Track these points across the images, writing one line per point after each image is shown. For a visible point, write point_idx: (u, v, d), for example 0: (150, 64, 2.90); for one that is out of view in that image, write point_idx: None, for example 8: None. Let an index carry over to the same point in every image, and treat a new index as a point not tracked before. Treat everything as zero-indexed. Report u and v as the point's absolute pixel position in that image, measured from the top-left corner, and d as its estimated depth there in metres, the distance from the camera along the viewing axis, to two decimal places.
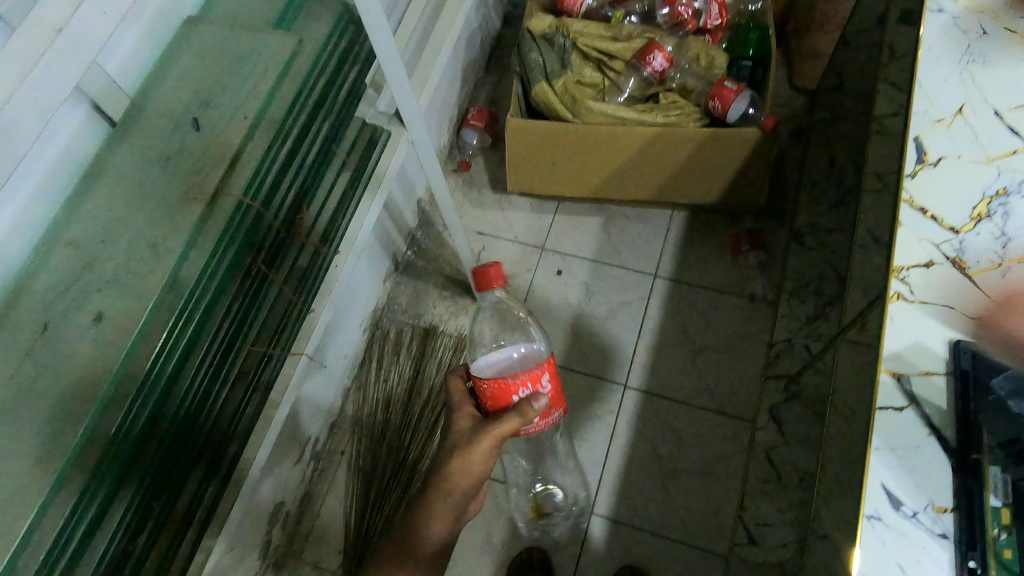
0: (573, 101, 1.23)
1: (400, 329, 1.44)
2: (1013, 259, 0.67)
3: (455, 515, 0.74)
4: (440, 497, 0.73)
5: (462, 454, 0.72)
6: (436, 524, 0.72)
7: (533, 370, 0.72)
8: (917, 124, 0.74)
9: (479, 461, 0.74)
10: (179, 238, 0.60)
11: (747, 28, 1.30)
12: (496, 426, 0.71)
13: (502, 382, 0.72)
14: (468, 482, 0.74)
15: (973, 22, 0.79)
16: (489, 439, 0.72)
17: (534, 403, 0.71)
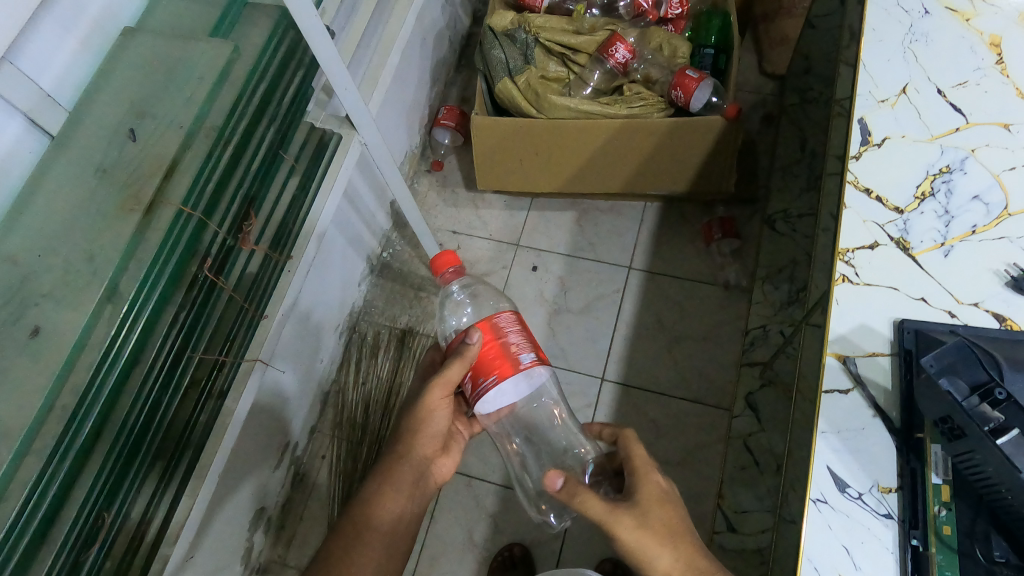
0: (536, 97, 1.22)
1: (378, 331, 1.45)
2: (956, 238, 0.67)
3: (411, 487, 0.76)
4: (395, 461, 0.76)
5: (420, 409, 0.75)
6: (391, 495, 0.75)
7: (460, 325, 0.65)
8: (860, 106, 0.75)
9: (433, 418, 0.76)
10: (116, 249, 0.62)
11: (711, 15, 1.28)
12: (444, 375, 0.68)
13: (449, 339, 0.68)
14: (427, 440, 0.77)
15: (917, 2, 0.80)
16: (439, 389, 0.71)
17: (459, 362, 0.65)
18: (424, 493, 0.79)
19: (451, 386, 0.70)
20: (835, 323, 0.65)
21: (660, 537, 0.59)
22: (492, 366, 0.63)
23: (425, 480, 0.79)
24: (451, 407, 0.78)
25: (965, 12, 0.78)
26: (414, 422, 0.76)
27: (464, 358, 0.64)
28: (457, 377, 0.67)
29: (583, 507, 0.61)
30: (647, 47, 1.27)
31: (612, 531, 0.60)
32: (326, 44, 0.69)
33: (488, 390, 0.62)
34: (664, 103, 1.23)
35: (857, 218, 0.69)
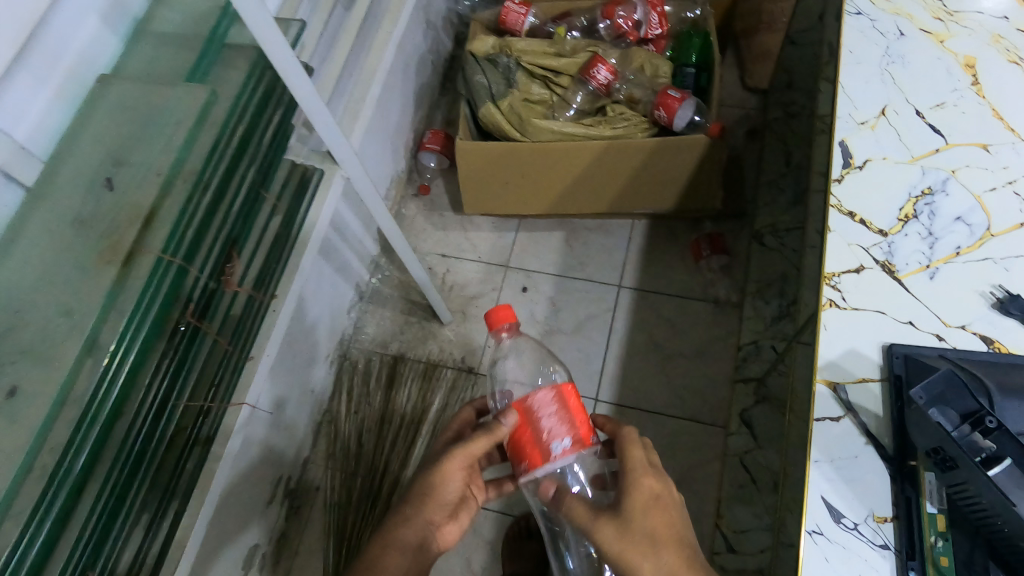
0: (520, 120, 1.22)
1: (369, 357, 1.44)
2: (941, 260, 0.67)
3: (414, 551, 0.74)
4: (401, 523, 0.74)
5: (437, 470, 0.73)
6: (393, 555, 0.73)
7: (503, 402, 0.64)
8: (841, 128, 0.75)
9: (446, 485, 0.74)
10: (93, 303, 0.61)
11: (691, 36, 1.28)
12: (469, 444, 0.70)
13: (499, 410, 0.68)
14: (437, 507, 0.75)
15: (891, 24, 0.81)
16: (461, 453, 0.72)
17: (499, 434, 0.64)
18: (426, 560, 0.76)
19: (472, 454, 0.71)
20: (824, 349, 0.65)
21: (640, 548, 0.58)
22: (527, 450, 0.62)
23: (428, 545, 0.76)
24: (466, 476, 0.76)
25: (940, 33, 0.80)
26: (427, 486, 0.74)
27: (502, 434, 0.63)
28: (479, 450, 0.71)
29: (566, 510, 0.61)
30: (628, 67, 1.27)
31: (593, 535, 0.60)
32: (305, 85, 0.69)
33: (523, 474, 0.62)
34: (647, 122, 1.23)
35: (841, 242, 0.69)
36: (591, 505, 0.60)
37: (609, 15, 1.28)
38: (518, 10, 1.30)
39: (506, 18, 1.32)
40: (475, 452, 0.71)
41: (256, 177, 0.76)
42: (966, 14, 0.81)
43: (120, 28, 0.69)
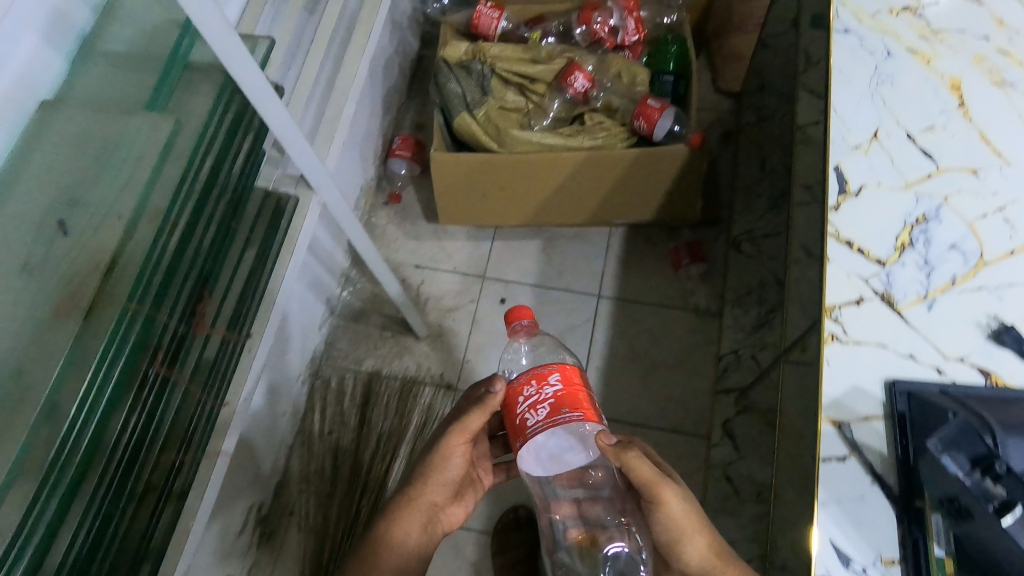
0: (497, 131, 1.19)
1: (342, 376, 1.37)
2: (937, 290, 0.67)
3: (421, 529, 0.81)
4: (406, 505, 0.79)
5: (438, 452, 0.79)
6: (402, 534, 0.79)
7: (536, 367, 0.67)
8: (835, 153, 0.73)
9: (447, 466, 0.80)
10: (50, 361, 0.55)
11: (666, 42, 1.25)
12: (466, 421, 0.76)
13: (511, 384, 0.68)
14: (440, 488, 0.81)
15: (879, 42, 0.79)
16: (460, 431, 0.77)
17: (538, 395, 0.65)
18: (431, 539, 0.82)
19: (469, 431, 0.77)
20: (828, 386, 0.64)
21: (694, 520, 0.72)
22: (576, 405, 0.65)
23: (431, 526, 0.82)
24: (467, 455, 0.81)
25: (925, 53, 0.78)
26: (428, 468, 0.80)
27: (543, 391, 0.65)
28: (476, 426, 0.76)
29: (632, 470, 0.69)
30: (606, 74, 1.24)
31: (658, 494, 0.70)
32: (272, 102, 0.63)
33: (568, 423, 0.63)
34: (627, 131, 1.21)
35: (840, 272, 0.68)
36: (655, 468, 0.70)
37: (586, 22, 1.24)
38: (490, 14, 1.25)
39: (477, 22, 1.27)
40: (472, 428, 0.76)
41: (224, 213, 0.70)
42: (949, 32, 0.79)
43: (66, 46, 0.62)
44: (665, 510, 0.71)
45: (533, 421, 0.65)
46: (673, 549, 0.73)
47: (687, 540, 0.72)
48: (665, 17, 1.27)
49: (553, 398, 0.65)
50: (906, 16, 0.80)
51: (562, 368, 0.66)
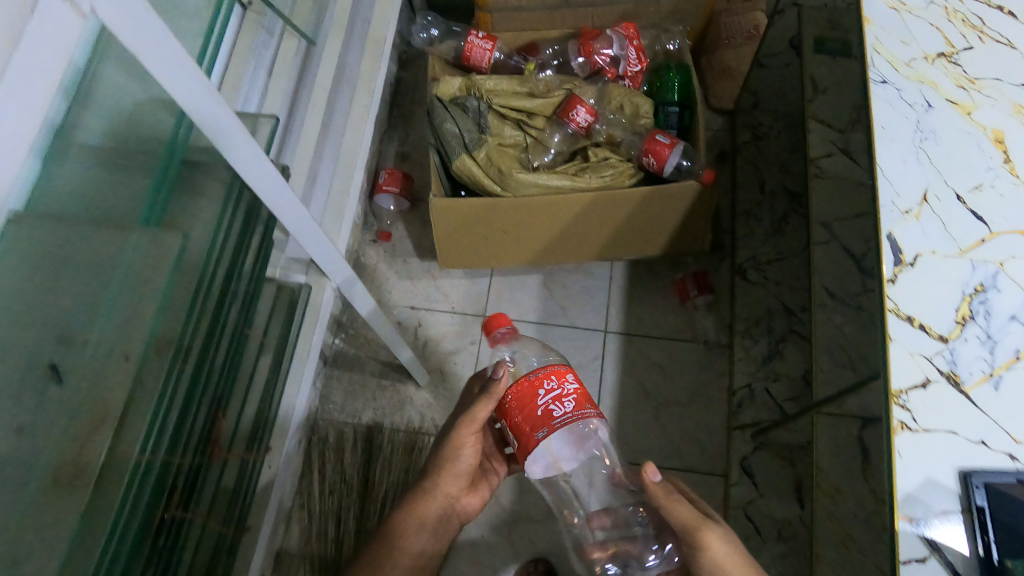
0: (500, 173, 1.11)
1: (340, 431, 1.30)
2: (1003, 367, 0.64)
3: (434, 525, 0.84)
4: (420, 499, 0.83)
5: (451, 444, 0.82)
6: (416, 531, 0.81)
7: (554, 363, 0.69)
8: (885, 219, 0.70)
9: (458, 458, 0.83)
10: (65, 528, 0.51)
11: (668, 71, 1.19)
12: (470, 412, 0.77)
13: (526, 380, 0.69)
14: (453, 482, 0.85)
15: (918, 94, 0.75)
16: (467, 425, 0.79)
17: (560, 395, 0.68)
18: (444, 532, 0.86)
19: (477, 422, 0.78)
20: (903, 479, 0.60)
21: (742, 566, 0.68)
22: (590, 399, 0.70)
23: (445, 520, 0.86)
24: (477, 447, 0.84)
25: (965, 104, 0.74)
26: (440, 462, 0.83)
27: (565, 387, 0.68)
28: (482, 416, 0.77)
29: (671, 512, 0.71)
30: (607, 105, 1.18)
31: (701, 537, 0.68)
32: (291, 210, 0.62)
33: (594, 416, 0.69)
34: (632, 166, 1.15)
35: (903, 352, 0.65)
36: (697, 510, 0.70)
37: (588, 53, 1.18)
38: (484, 45, 1.18)
39: (469, 54, 1.19)
40: (477, 419, 0.78)
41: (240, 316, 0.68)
42: (986, 80, 0.75)
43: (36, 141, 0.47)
44: (709, 553, 0.68)
45: (560, 412, 0.67)
46: None
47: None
48: (667, 43, 1.22)
49: (575, 392, 0.69)
50: (941, 63, 0.76)
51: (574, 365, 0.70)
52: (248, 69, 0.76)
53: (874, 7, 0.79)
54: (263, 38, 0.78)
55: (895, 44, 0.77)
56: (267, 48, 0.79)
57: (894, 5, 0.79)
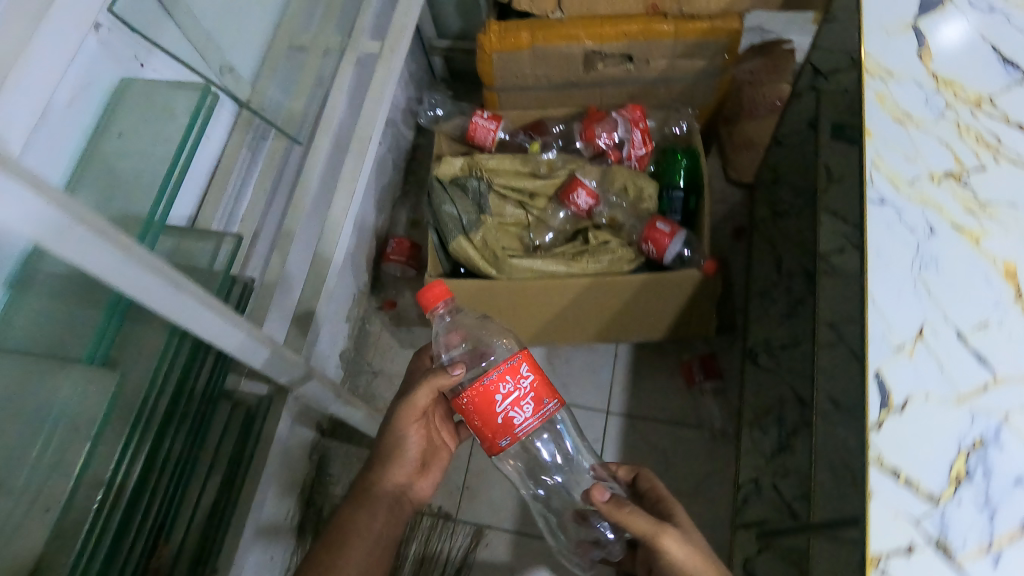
0: (495, 257, 1.10)
1: (335, 505, 1.29)
2: (1002, 538, 0.58)
3: (390, 513, 0.85)
4: (371, 486, 0.86)
5: (393, 431, 0.85)
6: (367, 518, 0.83)
7: (507, 363, 0.71)
8: (874, 355, 0.65)
9: (403, 441, 0.86)
10: None
11: (672, 153, 1.15)
12: (410, 397, 0.82)
13: (482, 387, 0.71)
14: (401, 467, 0.87)
15: (919, 217, 0.70)
16: (407, 407, 0.83)
17: (516, 395, 0.71)
18: (402, 518, 0.87)
19: (417, 406, 0.83)
20: None
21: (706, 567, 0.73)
22: (549, 392, 0.74)
23: (403, 509, 0.87)
24: (420, 430, 0.87)
25: (973, 230, 0.69)
26: (388, 447, 0.86)
27: (521, 385, 0.72)
28: (423, 400, 0.82)
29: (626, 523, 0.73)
30: (610, 187, 1.16)
31: (659, 541, 0.72)
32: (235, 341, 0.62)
33: (553, 410, 0.73)
34: (633, 249, 1.12)
35: (886, 511, 0.59)
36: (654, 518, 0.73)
37: (591, 137, 1.16)
38: (487, 125, 1.18)
39: (473, 133, 1.19)
40: (417, 403, 0.82)
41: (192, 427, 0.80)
42: (999, 205, 0.70)
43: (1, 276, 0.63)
44: (667, 555, 0.72)
45: (520, 418, 0.72)
46: None
47: None
48: (672, 125, 1.19)
49: (531, 392, 0.72)
50: (948, 183, 0.71)
51: (528, 357, 0.73)
52: (229, 182, 0.85)
53: (878, 118, 0.75)
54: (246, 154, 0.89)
55: (898, 161, 0.72)
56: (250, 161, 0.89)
57: (900, 117, 0.75)
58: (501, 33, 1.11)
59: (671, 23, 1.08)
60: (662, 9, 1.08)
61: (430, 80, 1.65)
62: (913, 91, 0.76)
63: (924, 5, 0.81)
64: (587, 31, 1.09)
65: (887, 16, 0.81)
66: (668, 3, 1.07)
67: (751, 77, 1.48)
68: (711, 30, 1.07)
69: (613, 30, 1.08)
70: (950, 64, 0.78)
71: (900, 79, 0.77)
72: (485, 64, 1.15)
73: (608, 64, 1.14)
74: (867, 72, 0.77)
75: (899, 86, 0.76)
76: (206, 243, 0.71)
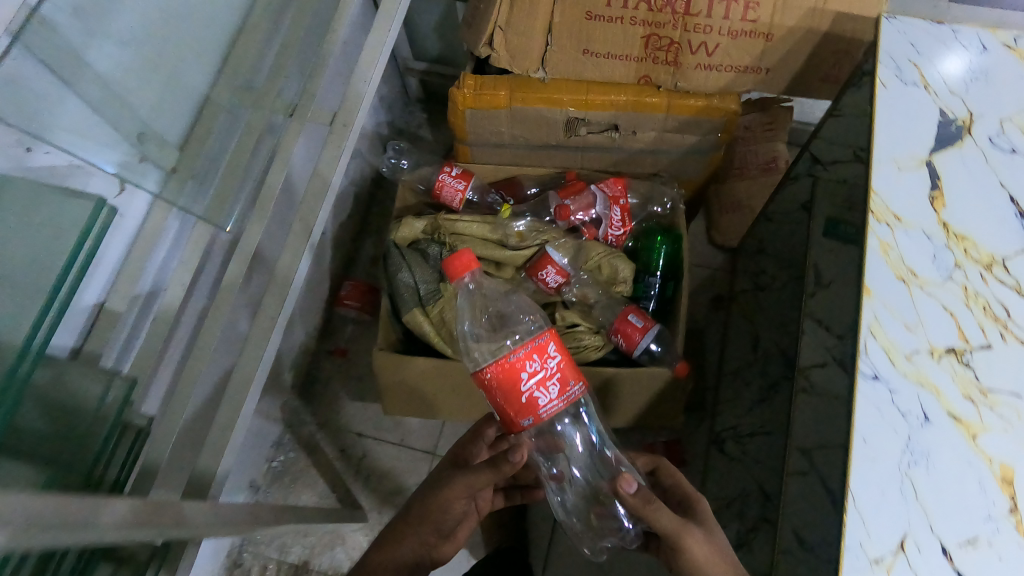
0: (452, 334, 1.00)
1: (265, 567, 1.22)
2: None
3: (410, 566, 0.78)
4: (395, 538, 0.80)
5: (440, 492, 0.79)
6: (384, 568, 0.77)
7: (535, 342, 0.70)
8: (849, 567, 0.58)
9: (443, 506, 0.79)
10: None
11: (651, 234, 1.07)
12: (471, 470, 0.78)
13: (507, 363, 0.70)
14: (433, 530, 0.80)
15: (914, 400, 0.63)
16: (464, 479, 0.78)
17: (540, 374, 0.71)
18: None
19: (477, 480, 0.78)
20: None
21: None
22: (572, 373, 0.73)
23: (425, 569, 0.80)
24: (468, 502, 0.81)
25: (970, 422, 0.62)
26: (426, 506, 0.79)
27: (546, 365, 0.71)
28: (484, 479, 0.78)
29: (653, 519, 0.74)
30: (582, 264, 1.05)
31: (681, 541, 0.73)
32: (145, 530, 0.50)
33: (576, 393, 0.73)
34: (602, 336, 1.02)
35: None
36: (679, 517, 0.74)
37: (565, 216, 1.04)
38: (455, 186, 1.06)
39: (439, 191, 1.08)
40: (476, 479, 0.78)
41: None
42: (1001, 393, 0.63)
43: None
44: (687, 555, 0.73)
45: (545, 399, 0.71)
46: None
47: None
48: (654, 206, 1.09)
49: (557, 373, 0.72)
50: (948, 361, 0.64)
51: (554, 337, 0.72)
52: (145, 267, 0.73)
53: (880, 274, 0.66)
54: (172, 231, 0.77)
55: (896, 328, 0.65)
56: (175, 239, 0.78)
57: (904, 274, 0.67)
58: (476, 88, 0.99)
59: (663, 96, 0.97)
60: (654, 80, 0.97)
61: (403, 102, 1.53)
62: (920, 244, 0.68)
63: (939, 138, 0.73)
64: (572, 97, 0.97)
65: (900, 147, 0.72)
66: (661, 75, 0.96)
67: (746, 132, 1.40)
68: (706, 108, 0.97)
69: (600, 99, 0.97)
70: (963, 215, 0.70)
71: (907, 227, 0.69)
72: (456, 118, 1.03)
73: (592, 130, 1.03)
74: (873, 215, 0.69)
75: (906, 236, 0.68)
76: (94, 382, 0.61)
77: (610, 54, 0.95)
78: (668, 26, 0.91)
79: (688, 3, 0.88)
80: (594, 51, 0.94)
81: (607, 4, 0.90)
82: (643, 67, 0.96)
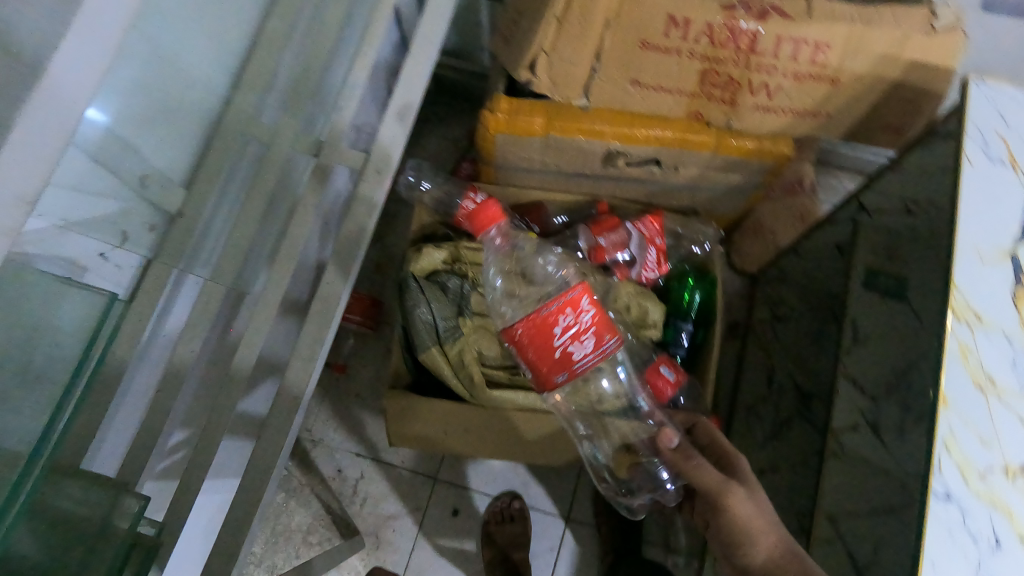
0: (470, 379, 0.94)
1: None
2: None
3: None
4: None
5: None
6: None
7: (566, 296, 0.77)
8: None
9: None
10: None
11: (684, 275, 1.03)
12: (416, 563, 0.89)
13: (540, 317, 0.78)
14: None
15: (986, 522, 0.60)
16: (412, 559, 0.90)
17: (569, 322, 0.78)
18: None
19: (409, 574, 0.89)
20: None
21: (769, 523, 0.72)
22: (608, 329, 0.80)
23: None
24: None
25: None
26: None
27: (575, 316, 0.78)
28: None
29: (694, 475, 0.74)
30: (611, 303, 0.99)
31: (725, 500, 0.72)
32: None
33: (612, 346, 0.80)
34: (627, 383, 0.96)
35: None
36: (722, 475, 0.73)
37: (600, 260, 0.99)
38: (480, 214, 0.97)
39: (461, 219, 0.98)
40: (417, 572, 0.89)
41: None
42: None
43: None
44: (732, 514, 0.72)
45: (579, 352, 0.79)
46: (738, 550, 0.72)
47: (751, 545, 0.71)
48: (691, 245, 1.06)
49: (587, 325, 0.79)
50: (1021, 480, 0.61)
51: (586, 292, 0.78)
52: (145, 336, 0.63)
53: (958, 381, 0.62)
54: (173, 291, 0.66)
55: (971, 443, 0.61)
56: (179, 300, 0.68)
57: (983, 382, 0.63)
58: (511, 113, 0.91)
59: (711, 133, 0.90)
60: (705, 117, 0.89)
61: None
62: (999, 348, 0.64)
63: None
64: (613, 130, 0.90)
65: (986, 236, 0.66)
66: (715, 113, 0.88)
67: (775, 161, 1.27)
68: (757, 150, 0.91)
69: (643, 133, 0.90)
70: None
71: (988, 328, 0.64)
72: (486, 142, 0.95)
73: (631, 162, 0.96)
74: (953, 312, 0.64)
75: (986, 338, 0.64)
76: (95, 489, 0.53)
77: (662, 87, 0.86)
78: (728, 63, 0.82)
79: (753, 40, 0.79)
80: (644, 82, 0.86)
81: (664, 34, 0.80)
82: (696, 103, 0.88)
